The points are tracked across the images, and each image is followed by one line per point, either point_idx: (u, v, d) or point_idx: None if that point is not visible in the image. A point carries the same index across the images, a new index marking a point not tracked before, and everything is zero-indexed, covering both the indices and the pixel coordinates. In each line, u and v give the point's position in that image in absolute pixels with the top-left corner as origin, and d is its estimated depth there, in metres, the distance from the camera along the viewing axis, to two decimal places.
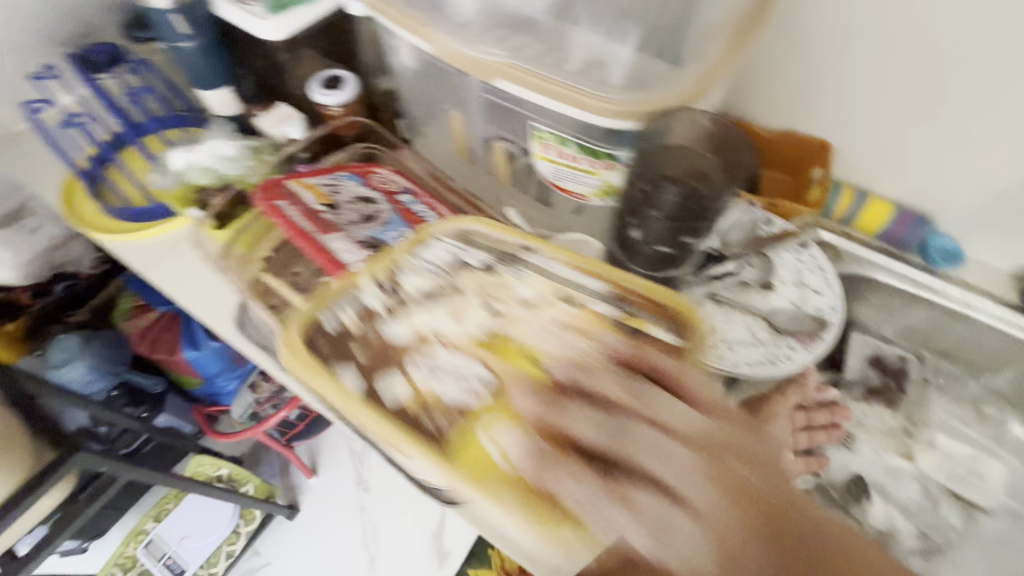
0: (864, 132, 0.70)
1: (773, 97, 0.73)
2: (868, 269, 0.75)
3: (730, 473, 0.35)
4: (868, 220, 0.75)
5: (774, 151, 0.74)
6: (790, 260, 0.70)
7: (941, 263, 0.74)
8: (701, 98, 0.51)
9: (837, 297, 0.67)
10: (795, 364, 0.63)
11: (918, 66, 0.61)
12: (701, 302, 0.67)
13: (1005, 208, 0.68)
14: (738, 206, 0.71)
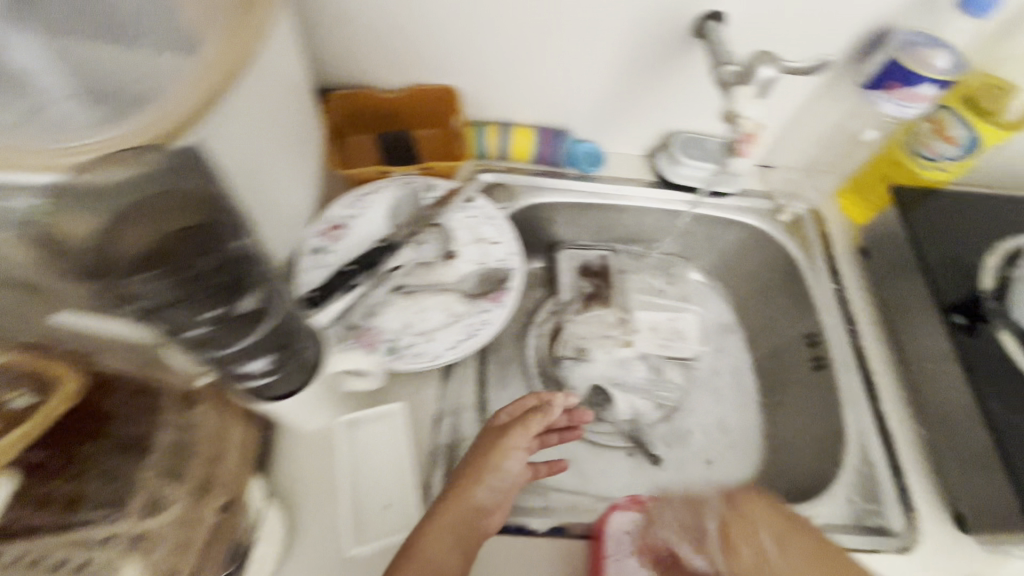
0: (471, 68, 0.69)
1: (374, 59, 0.68)
2: (537, 196, 0.77)
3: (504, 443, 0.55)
4: (517, 149, 0.74)
5: (411, 113, 0.73)
6: (462, 221, 0.68)
7: (590, 166, 0.78)
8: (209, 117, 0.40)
9: (513, 241, 0.66)
10: (493, 327, 0.60)
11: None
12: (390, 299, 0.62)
13: (612, 103, 0.73)
14: (395, 184, 0.69)
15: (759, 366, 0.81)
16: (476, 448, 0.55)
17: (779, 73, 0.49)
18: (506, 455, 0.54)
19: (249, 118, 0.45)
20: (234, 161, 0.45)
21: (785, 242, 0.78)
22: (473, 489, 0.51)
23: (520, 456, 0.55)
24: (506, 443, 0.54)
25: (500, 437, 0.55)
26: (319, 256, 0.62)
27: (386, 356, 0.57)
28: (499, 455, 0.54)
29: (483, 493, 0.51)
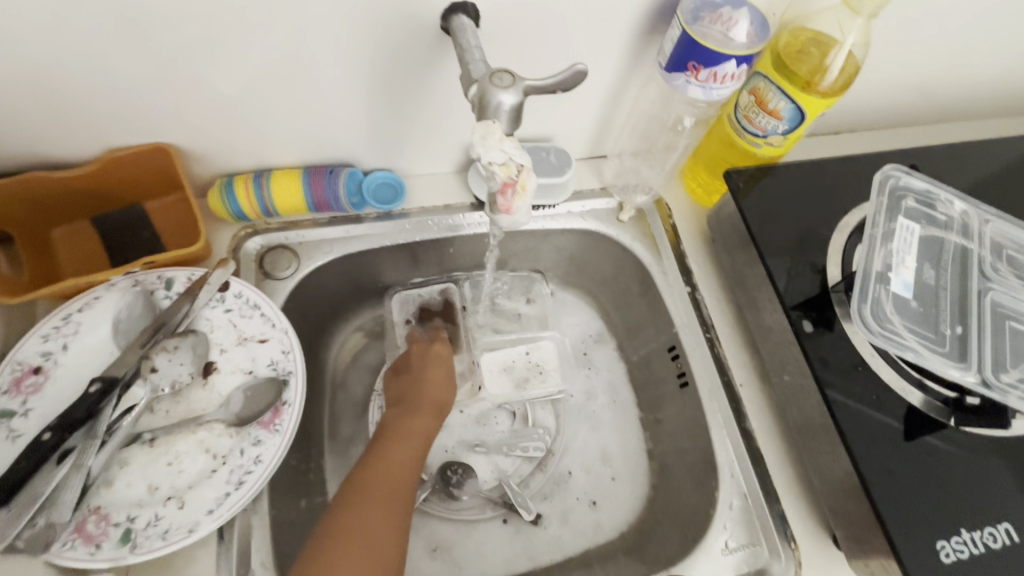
0: (184, 114, 0.52)
1: (37, 127, 0.50)
2: (332, 249, 0.63)
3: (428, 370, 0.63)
4: (283, 203, 0.58)
5: (130, 184, 0.55)
6: (219, 317, 0.53)
7: (389, 202, 0.63)
8: None
9: (286, 333, 0.52)
10: (265, 467, 0.46)
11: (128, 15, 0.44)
12: (127, 455, 0.47)
13: (389, 123, 0.58)
14: (116, 290, 0.51)
15: (632, 380, 0.73)
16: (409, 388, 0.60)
17: (523, 96, 0.36)
18: (449, 366, 0.64)
19: None
20: None
21: (633, 243, 0.68)
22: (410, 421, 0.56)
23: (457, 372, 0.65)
24: (450, 359, 0.65)
25: (435, 354, 0.64)
26: (5, 423, 0.45)
27: (120, 547, 0.42)
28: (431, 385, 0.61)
29: (441, 395, 0.60)
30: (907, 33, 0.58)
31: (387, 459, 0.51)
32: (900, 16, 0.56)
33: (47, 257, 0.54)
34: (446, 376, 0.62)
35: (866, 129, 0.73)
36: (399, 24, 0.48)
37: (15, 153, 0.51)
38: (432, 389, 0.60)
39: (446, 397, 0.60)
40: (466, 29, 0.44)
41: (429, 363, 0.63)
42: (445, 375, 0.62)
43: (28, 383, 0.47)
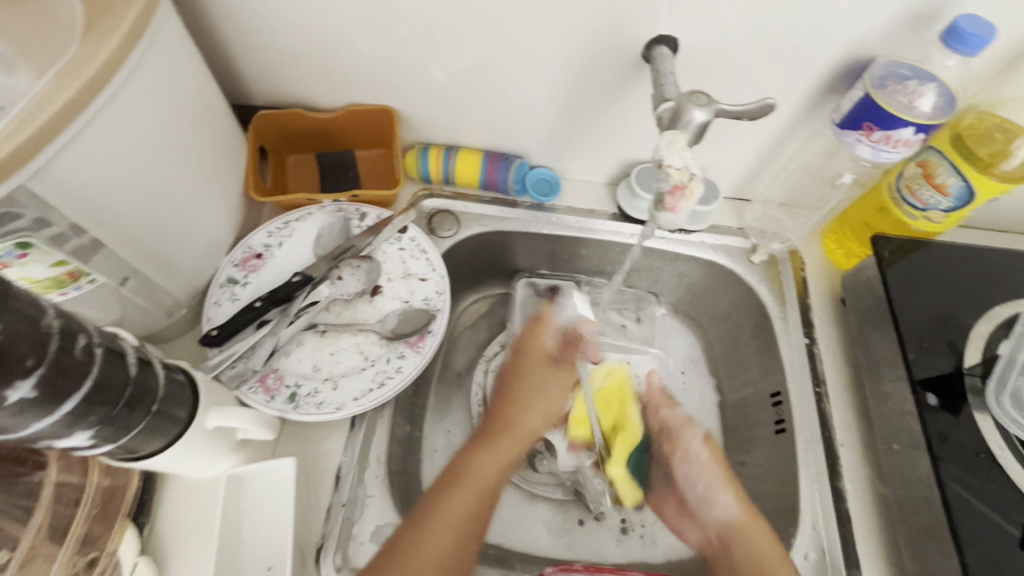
0: (410, 89, 0.65)
1: (308, 79, 0.64)
2: (486, 225, 0.72)
3: (524, 369, 0.64)
4: (462, 175, 0.69)
5: (353, 134, 0.69)
6: (393, 252, 0.64)
7: (545, 196, 0.72)
8: (68, 128, 0.38)
9: (442, 278, 0.62)
10: (404, 377, 0.55)
11: (384, 8, 0.55)
12: (303, 337, 0.58)
13: (567, 127, 0.67)
14: (325, 210, 0.64)
15: (723, 418, 0.74)
16: (511, 374, 0.64)
17: (713, 116, 0.42)
18: (547, 382, 0.64)
19: (119, 130, 0.43)
20: (101, 177, 0.43)
21: (758, 285, 0.70)
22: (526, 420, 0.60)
23: (562, 387, 0.65)
24: (558, 369, 0.65)
25: (536, 366, 0.64)
26: (231, 287, 0.59)
27: (287, 404, 0.53)
28: (535, 389, 0.63)
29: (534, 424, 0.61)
30: None
31: (457, 496, 0.51)
32: None
33: (280, 178, 0.69)
34: (537, 396, 0.62)
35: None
36: (607, 46, 0.57)
37: (286, 95, 0.66)
38: (526, 416, 0.61)
39: (536, 427, 0.61)
40: (665, 58, 0.52)
41: (529, 381, 0.63)
42: (547, 403, 0.63)
43: (251, 263, 0.60)
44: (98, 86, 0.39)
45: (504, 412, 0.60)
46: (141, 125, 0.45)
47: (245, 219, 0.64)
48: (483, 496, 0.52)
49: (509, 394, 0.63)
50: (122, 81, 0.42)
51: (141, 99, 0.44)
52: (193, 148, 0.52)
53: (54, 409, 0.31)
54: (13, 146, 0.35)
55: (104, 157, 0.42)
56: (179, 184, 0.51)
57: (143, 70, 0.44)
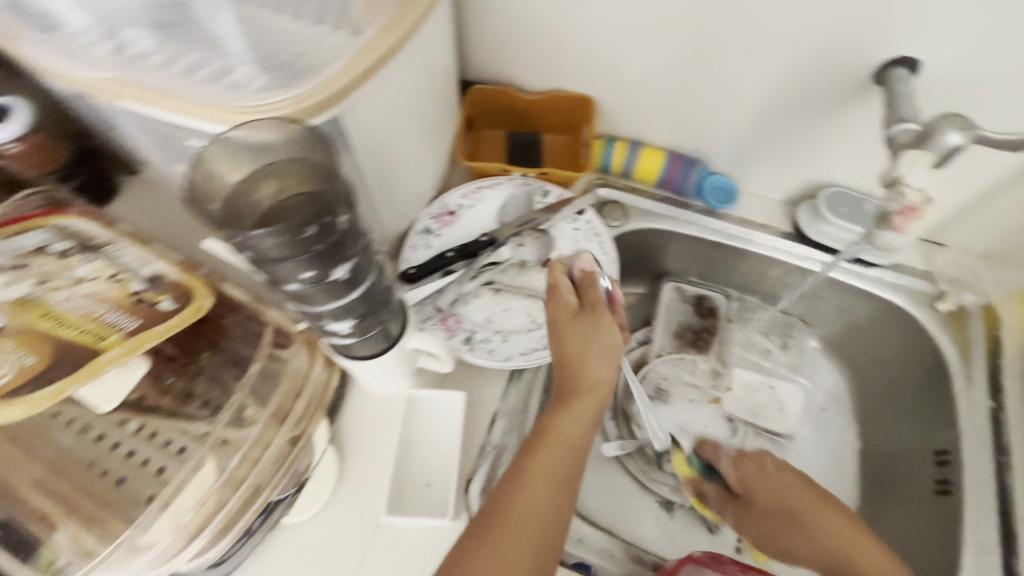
0: (616, 84, 0.68)
1: (523, 63, 0.70)
2: (653, 221, 0.73)
3: (557, 322, 0.52)
4: (642, 170, 0.72)
5: (547, 118, 0.74)
6: (568, 231, 0.68)
7: (719, 203, 0.72)
8: (376, 76, 0.46)
9: (612, 262, 0.65)
10: None
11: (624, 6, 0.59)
12: (480, 292, 0.64)
13: (760, 139, 0.67)
14: (513, 182, 0.70)
15: (866, 466, 0.70)
16: (554, 337, 0.51)
17: (970, 141, 0.41)
18: (601, 338, 0.50)
19: (398, 83, 0.51)
20: (378, 120, 0.50)
21: (939, 335, 0.65)
22: (591, 372, 0.49)
23: (608, 333, 0.51)
24: (590, 315, 0.51)
25: (563, 318, 0.52)
26: (426, 236, 0.66)
27: (463, 345, 0.59)
28: (591, 340, 0.50)
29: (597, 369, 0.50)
30: None
31: (540, 463, 0.45)
32: None
33: (475, 147, 0.76)
34: (595, 348, 0.50)
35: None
36: (833, 64, 0.56)
37: (498, 75, 0.73)
38: (590, 368, 0.49)
39: (605, 375, 0.50)
40: (903, 80, 0.51)
41: (570, 338, 0.51)
42: (606, 350, 0.50)
43: (445, 218, 0.67)
44: (401, 44, 0.47)
45: (563, 375, 0.50)
46: (410, 81, 0.53)
47: (443, 178, 0.71)
48: (574, 454, 0.46)
49: (560, 352, 0.51)
50: (413, 42, 0.49)
51: (416, 60, 0.52)
52: (431, 108, 0.59)
53: (347, 294, 0.38)
54: (343, 82, 0.43)
55: (384, 103, 0.50)
56: (415, 136, 0.58)
57: (425, 36, 0.52)
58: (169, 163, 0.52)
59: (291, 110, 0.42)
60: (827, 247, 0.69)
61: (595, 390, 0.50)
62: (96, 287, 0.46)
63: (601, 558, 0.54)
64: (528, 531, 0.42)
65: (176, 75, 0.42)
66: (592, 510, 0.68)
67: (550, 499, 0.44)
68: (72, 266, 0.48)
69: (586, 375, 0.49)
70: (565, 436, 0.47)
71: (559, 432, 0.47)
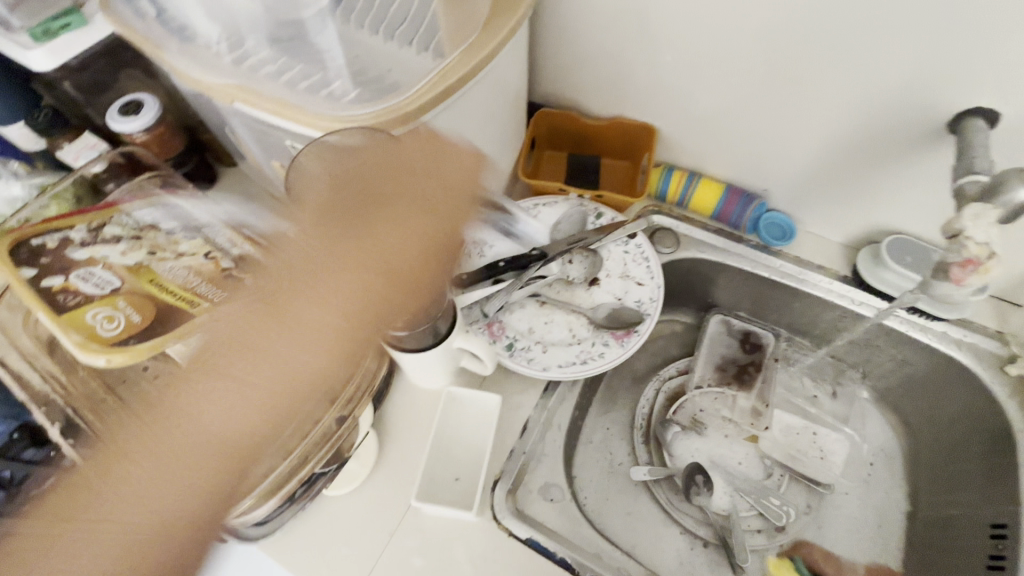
0: (679, 116, 0.70)
1: (590, 90, 0.73)
2: (705, 251, 0.74)
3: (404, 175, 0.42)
4: (697, 200, 0.73)
5: (608, 143, 0.77)
6: (617, 253, 0.70)
7: (774, 239, 0.72)
8: (453, 97, 0.51)
9: (658, 287, 0.66)
10: (606, 361, 0.60)
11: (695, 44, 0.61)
12: (525, 303, 0.67)
13: (823, 180, 0.67)
14: (569, 202, 0.73)
15: (911, 529, 0.66)
16: (387, 207, 0.40)
17: None
18: (411, 223, 0.39)
19: (473, 102, 0.55)
20: (450, 134, 0.55)
21: (1005, 400, 0.61)
22: (372, 232, 0.39)
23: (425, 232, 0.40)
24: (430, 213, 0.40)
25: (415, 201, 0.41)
26: (481, 245, 0.70)
27: (504, 350, 0.62)
28: (387, 221, 0.39)
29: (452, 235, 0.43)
30: None
31: (238, 357, 0.36)
32: None
33: (536, 166, 0.79)
34: (392, 237, 0.39)
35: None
36: (905, 111, 0.56)
37: (564, 99, 0.76)
38: (380, 228, 0.39)
39: (406, 242, 0.39)
40: (980, 131, 0.50)
41: (391, 206, 0.40)
42: (415, 204, 0.39)
43: (500, 230, 0.71)
44: (479, 68, 0.51)
45: (366, 212, 0.40)
46: (483, 102, 0.57)
47: (503, 193, 0.75)
48: (276, 353, 0.36)
49: (374, 213, 0.40)
50: (490, 68, 0.54)
51: (491, 83, 0.56)
52: (499, 127, 0.64)
53: None
54: (424, 100, 0.48)
55: (458, 120, 0.55)
56: (482, 151, 0.63)
57: (501, 62, 0.56)
58: (266, 159, 0.59)
59: (373, 122, 0.47)
60: (887, 296, 0.67)
61: (359, 264, 0.37)
62: (195, 262, 0.53)
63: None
64: (280, 367, 0.36)
65: (282, 85, 0.48)
66: (615, 531, 0.68)
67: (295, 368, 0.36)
68: (177, 242, 0.55)
69: (327, 271, 0.37)
70: (299, 323, 0.36)
71: (266, 350, 0.36)
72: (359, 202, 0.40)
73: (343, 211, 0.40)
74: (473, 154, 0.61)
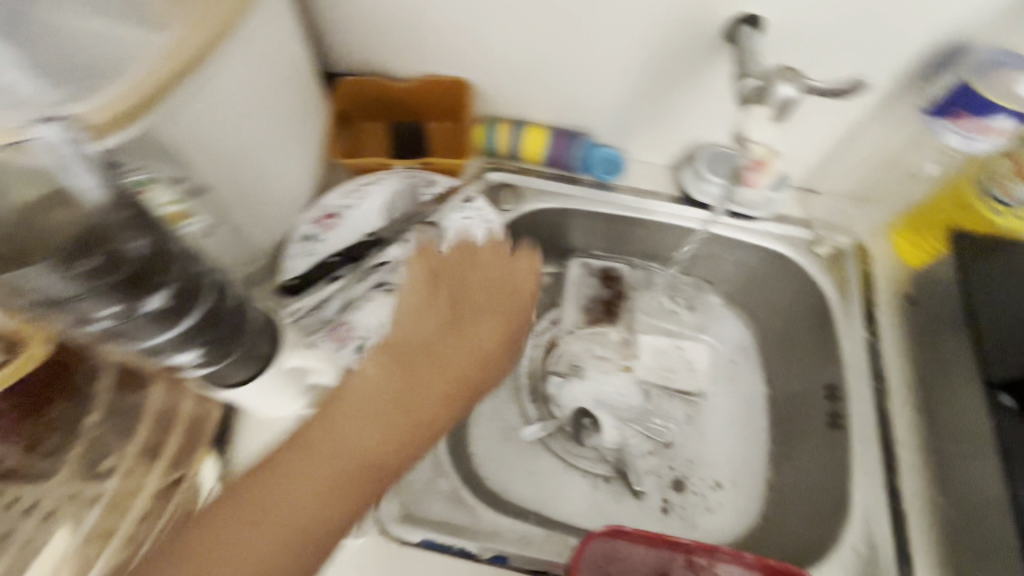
0: (487, 64, 0.66)
1: (388, 50, 0.67)
2: (548, 200, 0.73)
3: (434, 351, 0.49)
4: (528, 149, 0.71)
5: (425, 104, 0.71)
6: (457, 220, 0.65)
7: (607, 174, 0.72)
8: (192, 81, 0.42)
9: (505, 247, 0.63)
10: None
11: None
12: (372, 295, 0.60)
13: (635, 107, 0.67)
14: (396, 177, 0.67)
15: (771, 410, 0.73)
16: (381, 385, 0.46)
17: (802, 93, 0.42)
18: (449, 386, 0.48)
19: (229, 84, 0.47)
20: (211, 127, 0.47)
21: (819, 279, 0.69)
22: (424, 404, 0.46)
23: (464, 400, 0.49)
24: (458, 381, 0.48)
25: (453, 361, 0.49)
26: (308, 243, 0.62)
27: (354, 354, 0.56)
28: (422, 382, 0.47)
29: (486, 382, 0.51)
30: None
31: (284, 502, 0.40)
32: None
33: (355, 142, 0.72)
34: (411, 416, 0.45)
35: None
36: (685, 26, 0.57)
37: (366, 64, 0.69)
38: (341, 433, 0.43)
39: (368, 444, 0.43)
40: (749, 37, 0.51)
41: (379, 402, 0.45)
42: (364, 419, 0.43)
43: (327, 222, 0.63)
44: (221, 40, 0.43)
45: (414, 388, 0.46)
46: (247, 83, 0.48)
47: (321, 181, 0.67)
48: (250, 518, 0.39)
49: (371, 393, 0.45)
50: (235, 37, 0.45)
51: (248, 60, 0.48)
52: (286, 108, 0.55)
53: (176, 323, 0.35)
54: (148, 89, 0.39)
55: (215, 108, 0.46)
56: (271, 142, 0.54)
57: (254, 32, 0.47)
58: None
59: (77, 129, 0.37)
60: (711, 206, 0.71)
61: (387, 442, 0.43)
62: None
63: (518, 547, 0.53)
64: (247, 556, 0.38)
65: None
66: (520, 494, 0.68)
67: (281, 556, 0.38)
68: None
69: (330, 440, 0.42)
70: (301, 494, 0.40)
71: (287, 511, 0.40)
72: (336, 419, 0.43)
73: (362, 400, 0.44)
74: (259, 148, 0.53)
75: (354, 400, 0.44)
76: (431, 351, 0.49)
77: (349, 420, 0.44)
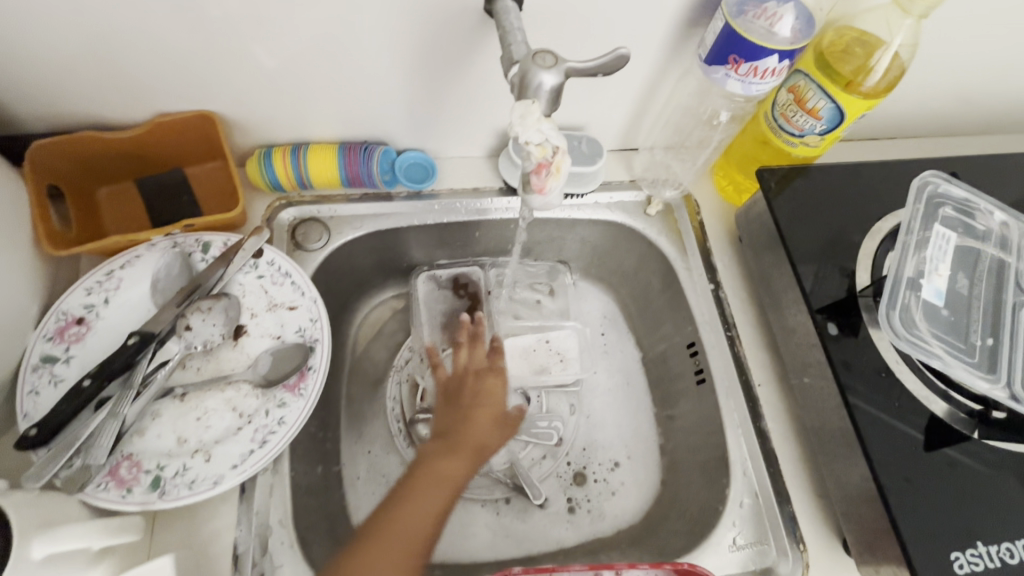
0: (230, 87, 0.54)
1: (93, 91, 0.52)
2: (361, 226, 0.64)
3: (476, 423, 0.53)
4: (318, 176, 0.60)
5: (172, 149, 0.57)
6: (251, 283, 0.55)
7: (419, 182, 0.64)
8: None
9: (314, 302, 0.54)
10: (288, 428, 0.48)
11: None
12: (159, 407, 0.49)
13: (425, 102, 0.59)
14: (156, 249, 0.53)
15: (648, 376, 0.73)
16: (432, 456, 0.50)
17: (563, 78, 0.39)
18: (458, 462, 0.50)
19: None
20: None
21: (658, 238, 0.68)
22: (436, 475, 0.49)
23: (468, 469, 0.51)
24: (461, 450, 0.51)
25: (471, 435, 0.52)
26: (49, 368, 0.47)
27: (150, 493, 0.45)
28: (443, 467, 0.50)
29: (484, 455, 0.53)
30: (945, 42, 0.58)
31: None
32: (941, 26, 0.56)
33: (94, 214, 0.57)
34: (428, 506, 0.47)
35: (908, 134, 0.72)
36: (441, 5, 0.49)
37: (72, 114, 0.54)
38: (416, 523, 0.46)
39: (421, 533, 0.46)
40: (509, 11, 0.45)
41: (429, 487, 0.48)
42: (426, 503, 0.47)
43: (71, 333, 0.49)
44: None
45: (431, 469, 0.49)
46: None
47: (54, 277, 0.52)
48: None
49: (444, 470, 0.50)
50: None
51: None
52: None
53: None
54: None
55: None
56: None
57: None
58: None
59: None
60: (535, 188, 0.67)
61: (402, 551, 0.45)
62: None
63: None
64: None
65: None
66: None
67: None
68: None
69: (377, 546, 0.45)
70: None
71: None
72: (393, 510, 0.47)
73: (417, 494, 0.48)
74: None
75: (424, 478, 0.49)
76: (476, 419, 0.54)
77: (410, 507, 0.47)
